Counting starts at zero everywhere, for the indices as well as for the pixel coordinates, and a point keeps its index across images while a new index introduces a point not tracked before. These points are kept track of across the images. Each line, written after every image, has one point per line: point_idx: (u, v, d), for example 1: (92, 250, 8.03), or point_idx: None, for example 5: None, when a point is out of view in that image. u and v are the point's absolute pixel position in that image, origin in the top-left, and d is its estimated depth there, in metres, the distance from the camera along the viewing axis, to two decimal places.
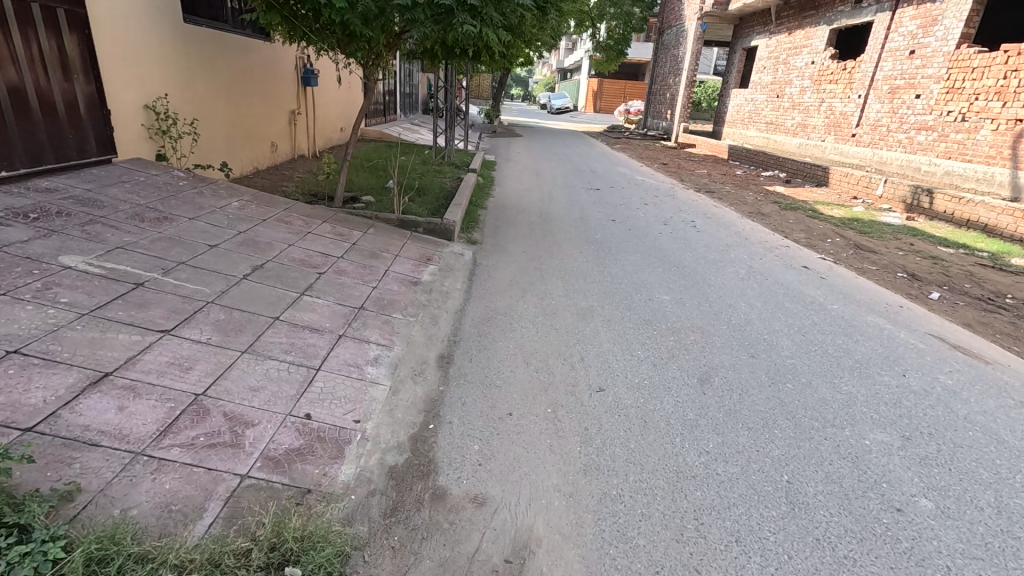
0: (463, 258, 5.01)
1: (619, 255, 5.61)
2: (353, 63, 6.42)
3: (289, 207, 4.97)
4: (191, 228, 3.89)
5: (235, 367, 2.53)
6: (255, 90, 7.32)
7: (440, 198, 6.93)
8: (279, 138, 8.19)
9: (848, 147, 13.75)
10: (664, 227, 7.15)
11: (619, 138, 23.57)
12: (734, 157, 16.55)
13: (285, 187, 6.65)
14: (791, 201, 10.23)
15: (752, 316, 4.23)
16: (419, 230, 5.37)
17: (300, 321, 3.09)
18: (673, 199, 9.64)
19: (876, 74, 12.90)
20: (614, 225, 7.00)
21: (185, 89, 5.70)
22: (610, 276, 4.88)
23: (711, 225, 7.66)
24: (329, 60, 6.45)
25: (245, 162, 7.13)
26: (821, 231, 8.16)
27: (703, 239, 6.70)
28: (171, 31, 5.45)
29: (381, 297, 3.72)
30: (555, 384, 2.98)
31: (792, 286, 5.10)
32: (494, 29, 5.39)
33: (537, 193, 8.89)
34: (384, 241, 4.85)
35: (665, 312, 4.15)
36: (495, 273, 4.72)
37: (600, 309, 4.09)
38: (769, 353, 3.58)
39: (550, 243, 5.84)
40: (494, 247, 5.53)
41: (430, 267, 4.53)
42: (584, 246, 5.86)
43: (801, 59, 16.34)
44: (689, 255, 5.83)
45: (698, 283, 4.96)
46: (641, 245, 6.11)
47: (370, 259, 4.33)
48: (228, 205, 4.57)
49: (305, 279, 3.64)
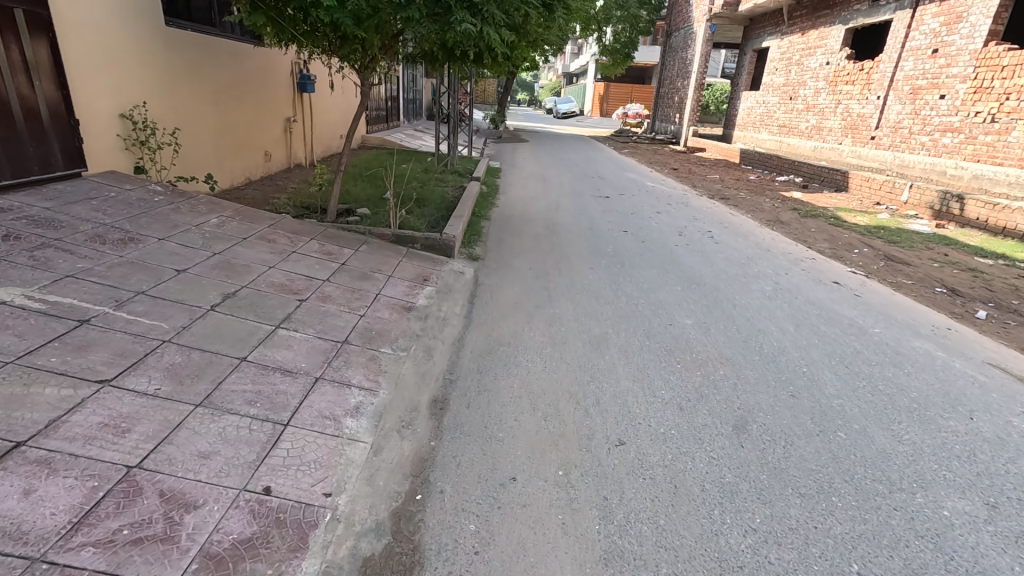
0: (463, 277, 4.59)
1: (632, 271, 5.16)
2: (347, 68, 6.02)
3: (274, 222, 4.58)
4: (159, 250, 3.49)
5: (183, 427, 2.11)
6: (246, 97, 6.98)
7: (440, 210, 6.53)
8: (273, 146, 7.85)
9: (868, 150, 13.23)
10: (680, 238, 6.69)
11: (627, 142, 23.13)
12: (747, 161, 16.06)
13: (277, 199, 6.28)
14: (811, 207, 9.73)
15: (786, 344, 3.76)
16: (417, 246, 4.96)
17: (271, 362, 2.68)
18: (686, 206, 9.18)
19: (896, 74, 12.40)
20: (626, 237, 6.56)
21: (167, 97, 5.35)
22: (625, 297, 4.43)
23: (729, 235, 7.20)
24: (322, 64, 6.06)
25: (235, 172, 6.77)
26: (847, 240, 7.67)
27: (723, 251, 6.24)
28: (152, 35, 5.10)
29: (369, 327, 3.30)
30: (567, 437, 2.54)
31: (825, 306, 4.62)
32: (496, 28, 4.99)
33: (544, 202, 8.46)
34: (377, 259, 4.44)
35: (688, 340, 3.70)
36: (498, 294, 4.29)
37: (615, 337, 3.65)
38: (811, 391, 3.12)
39: (558, 259, 5.40)
40: (498, 263, 5.11)
41: (426, 289, 4.12)
42: (594, 260, 5.42)
43: (815, 60, 15.85)
44: (709, 270, 5.37)
45: (722, 303, 4.50)
46: (656, 259, 5.66)
47: (360, 281, 3.92)
48: (205, 222, 4.19)
49: (284, 308, 3.24)
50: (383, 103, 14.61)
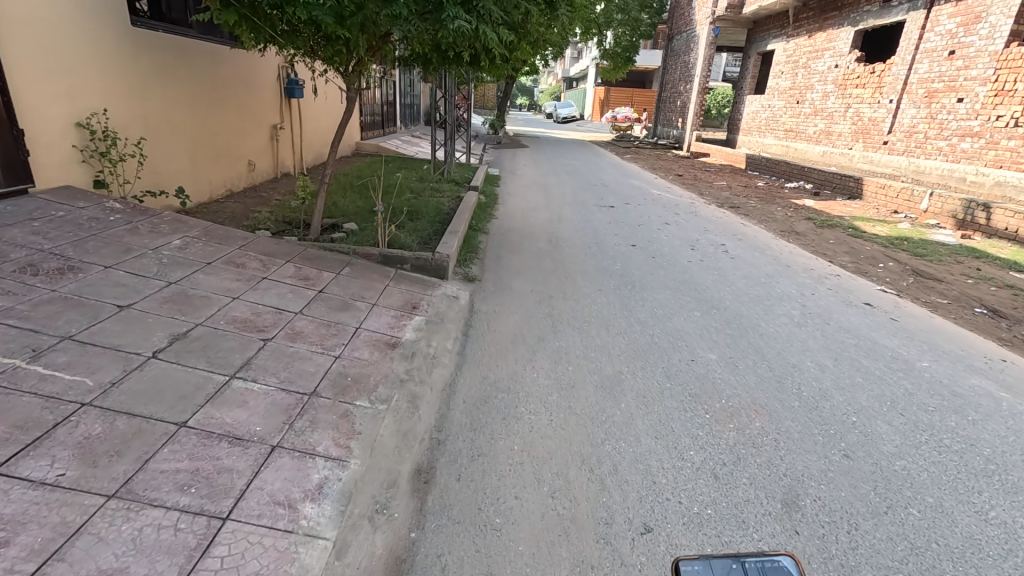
0: (457, 303, 4.12)
1: (644, 293, 4.70)
2: (331, 72, 5.54)
3: (246, 243, 4.11)
4: (103, 281, 3.02)
5: (84, 532, 1.63)
6: (227, 103, 6.53)
7: (434, 223, 6.07)
8: (258, 155, 7.41)
9: (880, 155, 12.76)
10: (692, 253, 6.21)
11: (629, 148, 22.67)
12: (753, 167, 15.61)
13: (257, 214, 5.82)
14: (826, 216, 9.27)
15: (827, 384, 3.27)
16: (406, 267, 4.49)
17: (218, 427, 2.19)
18: (696, 217, 8.71)
19: (910, 77, 11.95)
20: (635, 252, 6.08)
21: (134, 104, 4.89)
22: (639, 326, 3.96)
23: (744, 249, 6.72)
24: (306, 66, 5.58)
25: (213, 184, 6.31)
26: (869, 253, 7.18)
27: (740, 268, 5.77)
28: (117, 36, 4.64)
29: (344, 373, 2.82)
30: (581, 523, 2.05)
31: (862, 334, 4.14)
32: (494, 26, 4.55)
33: (546, 213, 7.99)
34: (360, 284, 3.97)
35: (715, 381, 3.21)
36: (496, 324, 3.82)
37: (632, 379, 3.16)
38: (867, 449, 2.63)
39: (563, 279, 4.92)
40: (496, 285, 4.63)
41: (414, 319, 3.63)
42: (602, 281, 4.94)
43: (822, 63, 15.41)
44: (729, 292, 4.89)
45: (747, 331, 4.01)
46: (669, 278, 5.19)
47: (339, 312, 3.45)
48: (165, 244, 3.72)
49: (244, 350, 2.76)
50: (379, 108, 14.19)
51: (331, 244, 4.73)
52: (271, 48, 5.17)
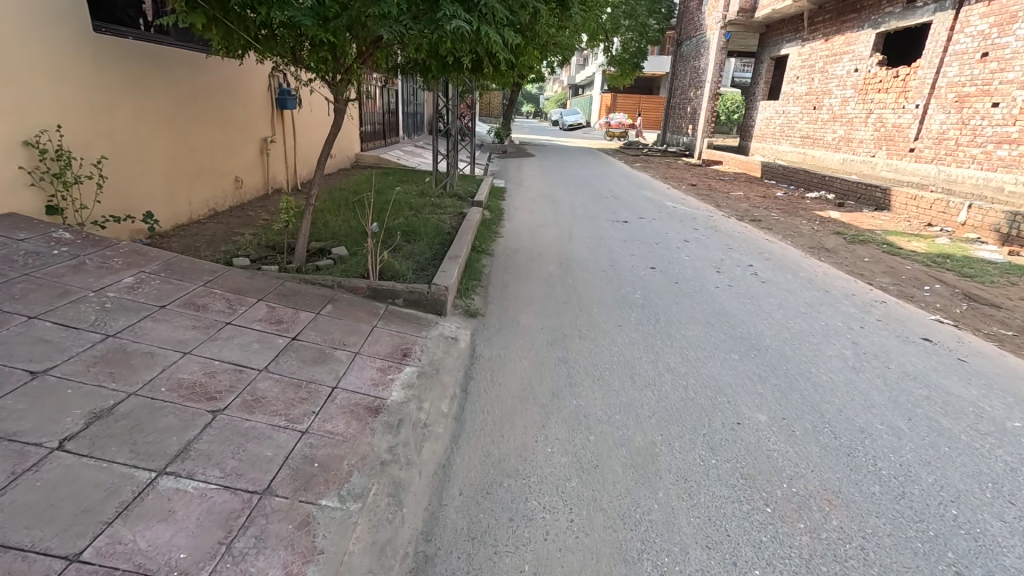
0: (456, 347, 3.55)
1: (671, 329, 4.11)
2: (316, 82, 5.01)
3: (213, 279, 3.58)
4: (22, 337, 2.48)
5: None
6: (210, 115, 6.04)
7: (433, 245, 5.52)
8: (247, 172, 6.93)
9: (906, 163, 12.12)
10: (720, 277, 5.62)
11: (638, 156, 22.10)
12: (770, 175, 15.01)
13: (239, 238, 5.30)
14: (856, 231, 8.66)
15: (910, 457, 2.66)
16: (399, 302, 3.94)
17: (125, 557, 1.63)
18: (716, 232, 8.11)
19: (938, 81, 11.33)
20: (656, 276, 5.49)
21: (96, 119, 4.41)
22: (669, 375, 3.37)
23: (775, 270, 6.11)
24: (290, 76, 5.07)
25: (193, 203, 5.81)
26: (911, 273, 6.55)
27: (775, 294, 5.17)
28: (76, 44, 4.15)
29: (311, 455, 2.25)
30: None
31: (932, 381, 3.52)
32: (496, 26, 4.00)
33: (556, 229, 7.43)
34: (343, 327, 3.42)
35: (770, 456, 2.61)
36: (501, 375, 3.24)
37: (669, 454, 2.57)
38: (984, 564, 2.02)
39: (577, 313, 4.35)
40: (502, 321, 4.06)
41: (404, 372, 3.06)
42: (622, 315, 4.36)
43: (841, 67, 14.80)
44: (767, 326, 4.29)
45: (798, 380, 3.41)
46: (696, 309, 4.61)
47: (313, 367, 2.89)
48: (113, 283, 3.18)
49: (183, 429, 2.20)
50: (380, 118, 13.73)
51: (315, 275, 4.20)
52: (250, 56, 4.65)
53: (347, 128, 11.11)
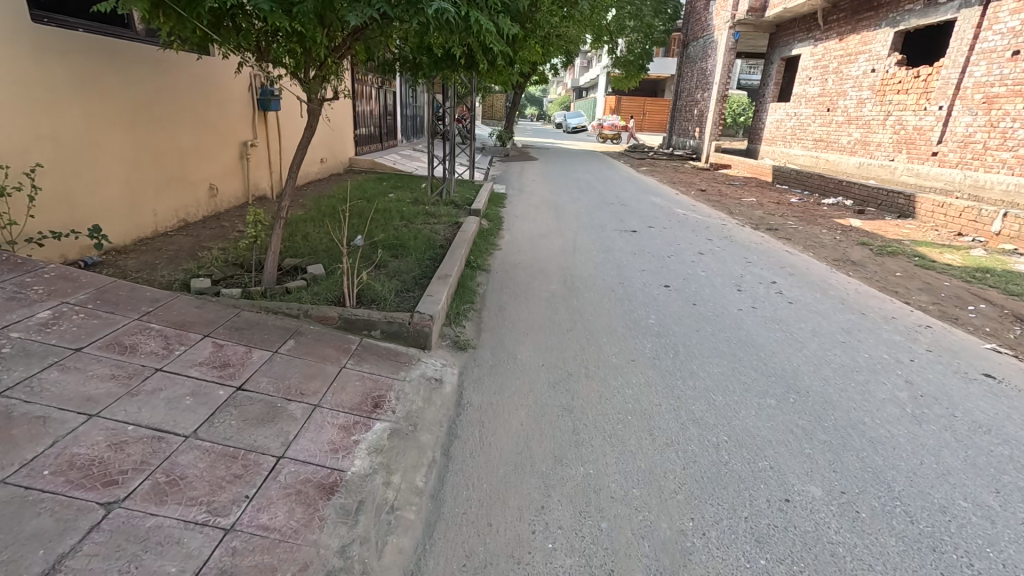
0: (439, 391, 2.98)
1: (691, 364, 3.54)
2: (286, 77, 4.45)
3: (154, 310, 3.02)
4: None
5: None
6: (179, 117, 5.53)
7: (422, 262, 4.98)
8: (224, 178, 6.41)
9: (929, 168, 11.54)
10: (741, 298, 5.04)
11: (644, 159, 21.56)
12: (782, 180, 14.43)
13: (204, 254, 4.76)
14: (882, 241, 8.08)
15: (1014, 554, 2.07)
16: (375, 334, 3.39)
17: None
18: (731, 243, 7.55)
19: (963, 81, 10.75)
20: (670, 296, 4.93)
21: (36, 121, 3.90)
22: (695, 428, 2.79)
23: (802, 288, 5.53)
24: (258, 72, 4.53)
25: (159, 214, 5.28)
26: (950, 290, 5.96)
27: (806, 318, 4.58)
28: (11, 36, 3.65)
29: (231, 569, 1.67)
30: None
31: (1011, 434, 2.93)
32: (489, 12, 3.46)
33: (559, 241, 6.87)
34: (305, 370, 2.85)
35: (835, 554, 2.02)
36: (493, 431, 2.67)
37: (705, 552, 2.00)
38: None
39: (583, 344, 3.78)
40: (496, 356, 3.50)
41: (373, 432, 2.49)
42: (634, 346, 3.79)
43: (856, 67, 14.22)
44: (804, 360, 3.71)
45: (851, 435, 2.83)
46: (719, 338, 4.02)
47: (258, 429, 2.32)
48: (22, 319, 2.63)
49: (58, 537, 1.64)
50: (376, 120, 13.21)
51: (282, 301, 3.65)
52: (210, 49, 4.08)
53: (340, 132, 10.61)
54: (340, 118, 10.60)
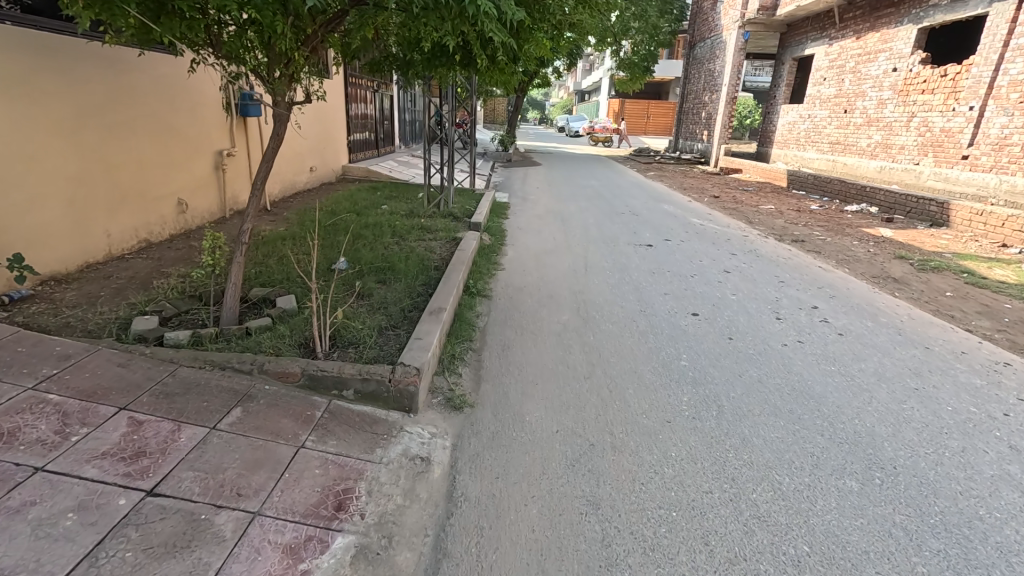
0: (424, 479, 2.30)
1: (741, 427, 2.86)
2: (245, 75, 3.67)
3: (56, 376, 2.38)
4: None
5: None
6: (138, 125, 4.90)
7: (413, 289, 4.32)
8: (196, 192, 5.78)
9: (959, 172, 10.86)
10: (784, 329, 4.36)
11: (652, 163, 20.90)
12: (798, 185, 13.74)
13: (159, 282, 4.11)
14: (922, 254, 7.38)
15: None
16: (347, 395, 2.72)
17: None
18: (758, 257, 6.85)
19: (997, 79, 10.07)
20: (702, 329, 4.25)
21: None
22: (764, 534, 2.11)
23: (849, 314, 4.84)
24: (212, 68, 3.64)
25: (112, 233, 4.62)
26: (1015, 313, 5.25)
27: (865, 357, 3.87)
28: None
29: None
30: None
31: None
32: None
33: (568, 257, 6.20)
34: (247, 454, 2.19)
35: None
36: (496, 545, 1.99)
37: None
38: None
39: (606, 398, 3.09)
40: (499, 420, 2.81)
41: (330, 558, 1.81)
42: (668, 401, 3.11)
43: (876, 67, 13.53)
44: (877, 418, 3.02)
45: (972, 541, 2.13)
46: (769, 386, 3.33)
47: (163, 562, 1.65)
48: None
49: None
50: (371, 126, 12.57)
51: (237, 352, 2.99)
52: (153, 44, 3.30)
53: (331, 139, 9.97)
54: (331, 124, 9.95)
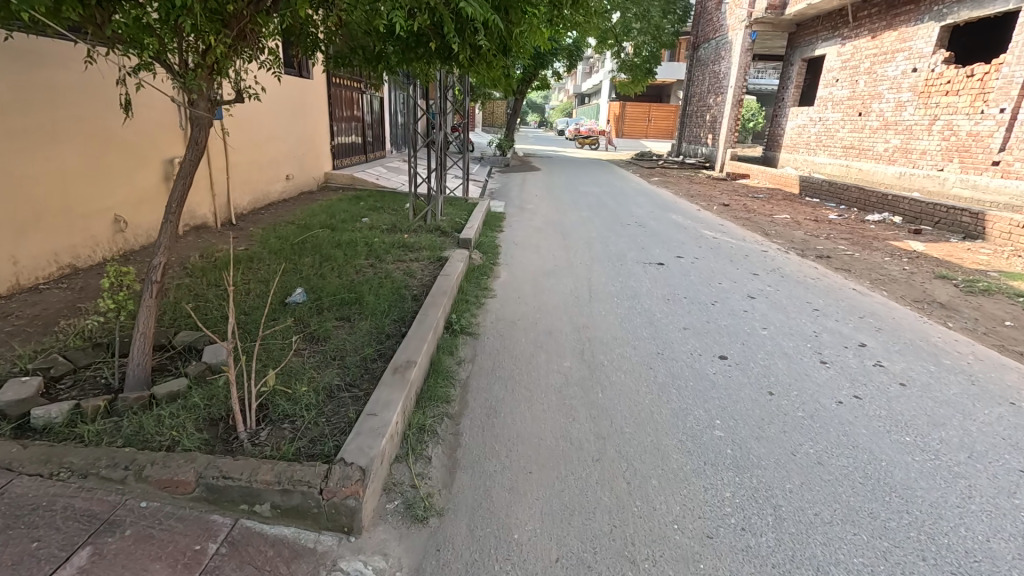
0: None
1: (810, 548, 2.08)
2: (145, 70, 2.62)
3: None
4: None
5: None
6: (61, 129, 4.14)
7: (380, 330, 3.54)
8: (139, 207, 5.01)
9: (988, 179, 10.13)
10: (833, 378, 3.58)
11: (654, 168, 20.16)
12: (811, 192, 12.99)
13: (65, 323, 3.33)
14: (965, 273, 6.61)
15: None
16: (262, 511, 1.93)
17: None
18: (784, 278, 6.07)
19: None
20: (734, 379, 3.47)
21: None
22: None
23: (904, 355, 4.06)
24: (104, 54, 2.59)
25: (21, 257, 3.84)
26: None
27: (942, 421, 3.09)
28: None
29: None
30: None
31: None
32: None
33: (569, 280, 5.43)
34: None
35: None
36: None
37: None
38: None
39: (622, 497, 2.31)
40: (476, 541, 2.03)
41: None
42: (705, 499, 2.32)
43: (893, 67, 12.77)
44: (991, 525, 2.24)
45: None
46: (833, 471, 2.55)
47: None
48: None
49: None
50: (358, 130, 11.81)
51: (124, 444, 2.22)
52: (22, 22, 2.40)
53: (312, 143, 9.21)
54: (312, 128, 9.19)
